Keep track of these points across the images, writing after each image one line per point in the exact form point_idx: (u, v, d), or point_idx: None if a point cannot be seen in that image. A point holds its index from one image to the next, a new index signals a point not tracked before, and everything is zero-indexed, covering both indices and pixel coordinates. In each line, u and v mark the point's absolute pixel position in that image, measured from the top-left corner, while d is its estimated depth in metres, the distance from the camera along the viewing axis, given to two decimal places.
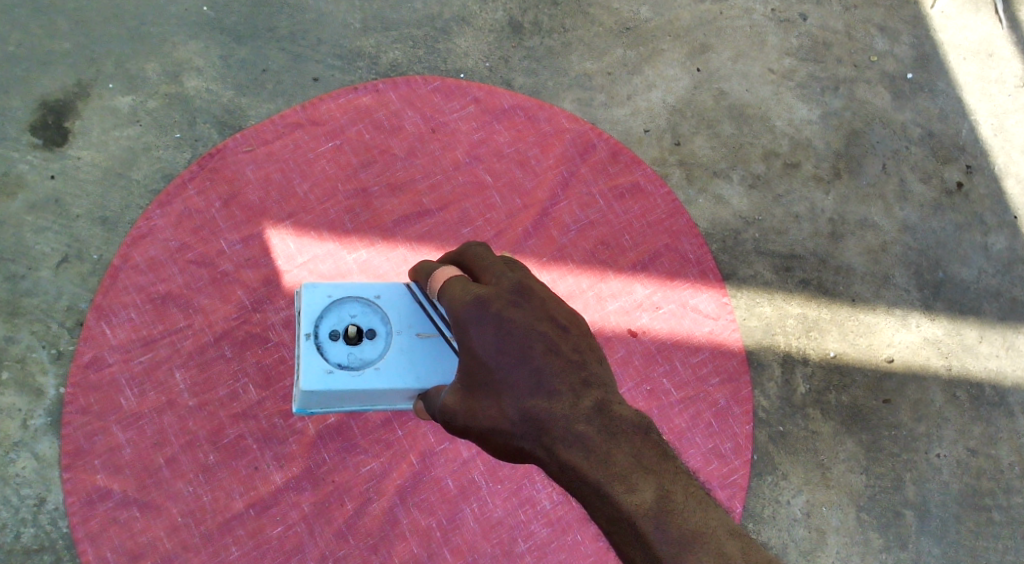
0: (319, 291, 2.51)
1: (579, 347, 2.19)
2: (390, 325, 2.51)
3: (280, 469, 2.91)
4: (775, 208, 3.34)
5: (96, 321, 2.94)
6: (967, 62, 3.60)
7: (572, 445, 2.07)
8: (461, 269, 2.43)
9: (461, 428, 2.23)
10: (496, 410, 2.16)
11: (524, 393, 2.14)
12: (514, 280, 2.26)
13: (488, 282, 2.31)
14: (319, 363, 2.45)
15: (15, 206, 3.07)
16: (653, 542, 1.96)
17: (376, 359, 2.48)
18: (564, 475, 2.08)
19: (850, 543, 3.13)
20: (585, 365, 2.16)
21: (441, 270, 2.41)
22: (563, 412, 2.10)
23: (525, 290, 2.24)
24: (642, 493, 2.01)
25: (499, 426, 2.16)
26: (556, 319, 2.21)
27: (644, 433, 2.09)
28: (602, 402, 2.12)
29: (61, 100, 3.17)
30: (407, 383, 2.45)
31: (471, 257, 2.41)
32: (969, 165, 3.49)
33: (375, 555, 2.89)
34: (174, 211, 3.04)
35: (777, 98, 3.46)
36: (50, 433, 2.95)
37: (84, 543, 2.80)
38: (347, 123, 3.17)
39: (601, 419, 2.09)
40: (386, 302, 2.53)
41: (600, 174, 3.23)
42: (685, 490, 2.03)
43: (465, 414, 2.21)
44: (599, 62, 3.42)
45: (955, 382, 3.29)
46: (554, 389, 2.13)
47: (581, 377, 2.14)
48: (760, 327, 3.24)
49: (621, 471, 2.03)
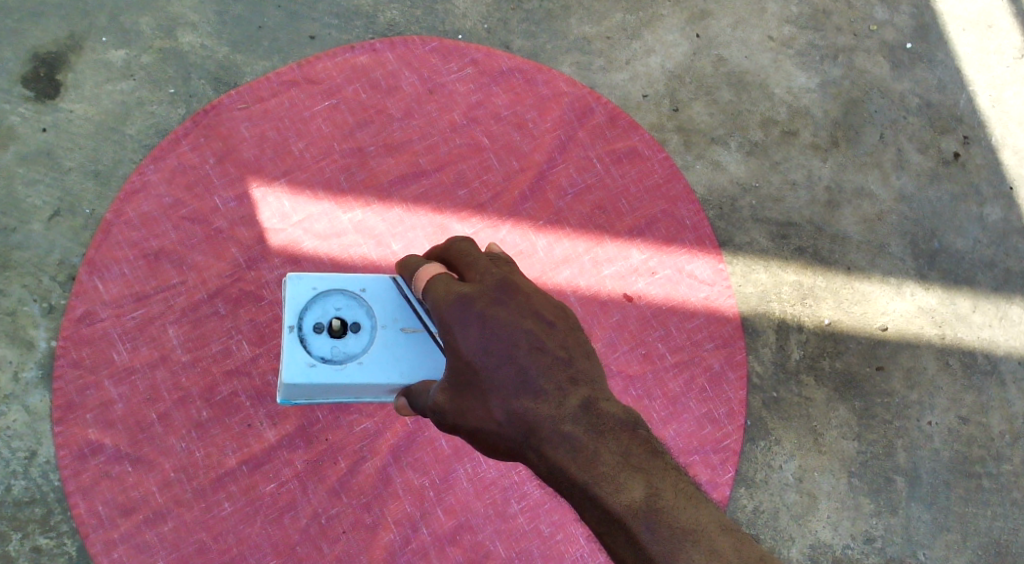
0: (304, 283, 2.49)
1: (565, 343, 2.18)
2: (375, 319, 2.50)
3: (273, 427, 2.94)
4: (772, 175, 3.34)
5: (88, 276, 2.96)
6: (966, 32, 3.59)
7: (559, 446, 2.07)
8: (447, 264, 2.41)
9: (449, 426, 2.22)
10: (482, 411, 2.15)
11: (510, 393, 2.13)
12: (498, 277, 2.26)
13: (472, 278, 2.30)
14: (302, 356, 2.45)
15: (7, 158, 3.06)
16: (644, 541, 1.97)
17: (359, 353, 2.47)
18: (552, 476, 2.08)
19: (841, 508, 3.15)
20: (572, 361, 2.15)
21: (425, 267, 2.39)
22: (549, 412, 2.10)
23: (508, 288, 2.23)
24: (631, 491, 2.01)
25: (486, 427, 2.15)
26: (541, 315, 2.20)
27: (632, 429, 2.09)
28: (588, 399, 2.11)
29: (53, 52, 3.15)
30: (390, 379, 2.45)
31: (455, 251, 2.40)
32: (966, 136, 3.49)
33: (368, 513, 2.93)
34: (168, 166, 3.04)
35: (776, 65, 3.45)
36: (41, 387, 2.97)
37: (76, 496, 2.84)
38: (344, 82, 3.15)
39: (588, 418, 2.09)
40: (372, 295, 2.52)
41: (598, 138, 3.22)
42: (675, 486, 2.04)
43: (453, 412, 2.20)
44: (598, 25, 3.40)
45: (948, 350, 3.30)
46: (541, 389, 2.12)
47: (568, 373, 2.13)
48: (756, 294, 3.24)
49: (609, 471, 2.03)
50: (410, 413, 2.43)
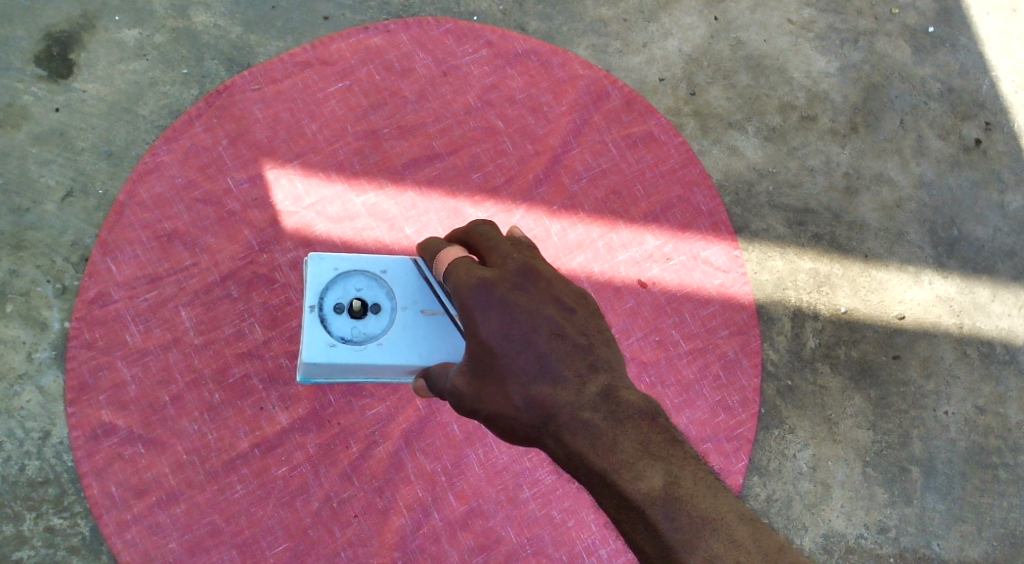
0: (325, 263, 2.48)
1: (585, 329, 2.17)
2: (394, 300, 2.48)
3: (285, 410, 2.94)
4: (789, 161, 3.30)
5: (101, 257, 2.96)
6: (990, 16, 3.53)
7: (578, 433, 2.06)
8: (468, 247, 2.37)
9: (468, 409, 2.19)
10: (500, 396, 2.14)
11: (529, 379, 2.11)
12: (521, 262, 2.21)
13: (495, 264, 2.26)
14: (322, 336, 2.45)
15: (20, 138, 3.06)
16: (662, 529, 1.96)
17: (379, 334, 2.46)
18: (570, 462, 2.07)
19: (855, 498, 3.13)
20: (592, 349, 2.14)
21: (446, 250, 2.34)
22: (568, 399, 2.09)
23: (531, 272, 2.18)
24: (650, 479, 2.00)
25: (505, 412, 2.13)
26: (562, 301, 2.18)
27: (650, 418, 2.07)
28: (607, 387, 2.10)
29: (66, 31, 3.14)
30: (408, 361, 2.44)
31: (477, 234, 2.35)
32: (988, 122, 3.44)
33: (380, 497, 2.93)
34: (180, 147, 3.03)
35: (795, 48, 3.40)
36: (55, 367, 2.98)
37: (89, 477, 2.85)
38: (358, 64, 3.13)
39: (607, 405, 2.08)
40: (392, 277, 2.49)
41: (614, 122, 3.18)
42: (694, 474, 2.02)
43: (472, 397, 2.17)
44: (615, 7, 3.35)
45: (966, 340, 3.26)
46: (560, 375, 2.11)
47: (587, 360, 2.12)
48: (771, 281, 3.21)
49: (627, 458, 2.02)
50: (428, 393, 2.40)
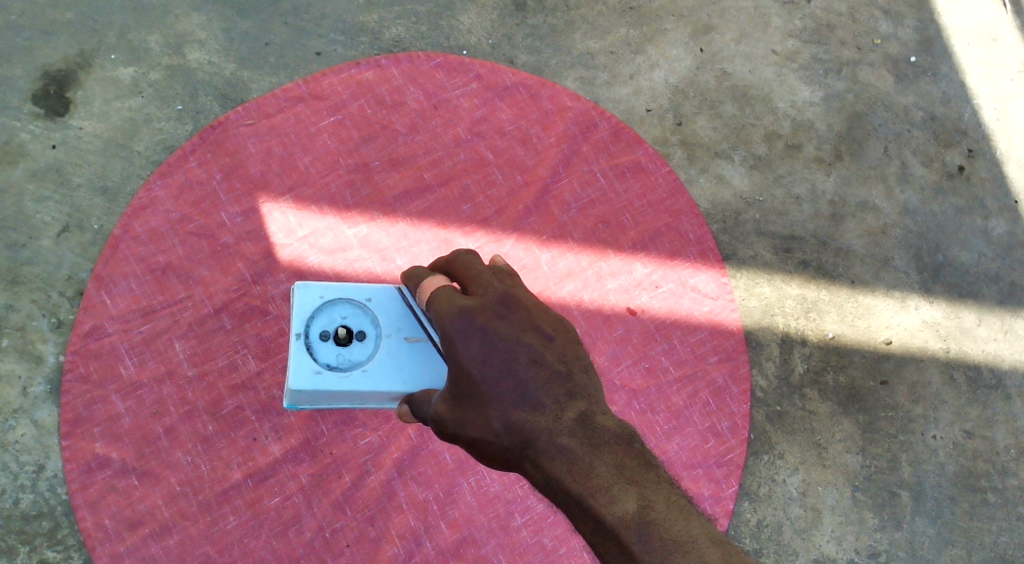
0: (311, 291, 2.53)
1: (564, 356, 2.20)
2: (379, 327, 2.52)
3: (278, 440, 2.97)
4: (776, 189, 3.35)
5: (96, 291, 2.99)
6: (971, 46, 3.59)
7: (555, 458, 2.09)
8: (449, 276, 2.44)
9: (450, 435, 2.24)
10: (482, 421, 2.18)
11: (509, 405, 2.15)
12: (500, 291, 2.26)
13: (474, 291, 2.31)
14: (308, 363, 2.48)
15: (17, 175, 3.11)
16: (636, 553, 1.97)
17: (364, 361, 2.50)
18: (548, 487, 2.10)
19: (844, 523, 3.15)
20: (570, 376, 2.17)
21: (429, 279, 2.42)
22: (547, 425, 2.12)
23: (510, 301, 2.24)
24: (625, 503, 2.02)
25: (485, 437, 2.17)
26: (541, 329, 2.21)
27: (626, 443, 2.10)
28: (585, 413, 2.13)
29: (63, 69, 3.19)
30: (393, 387, 2.47)
31: (458, 263, 2.42)
32: (971, 150, 3.49)
33: (372, 527, 2.96)
34: (175, 182, 3.07)
35: (780, 79, 3.46)
36: (50, 401, 3.02)
37: (83, 509, 2.88)
38: (349, 98, 3.18)
39: (584, 431, 2.11)
40: (377, 305, 2.54)
41: (602, 153, 3.23)
42: (667, 498, 2.05)
43: (454, 421, 2.23)
44: (602, 40, 3.41)
45: (952, 364, 3.29)
46: (539, 401, 2.14)
47: (566, 388, 2.16)
48: (759, 307, 3.25)
49: (603, 483, 2.04)
50: (412, 419, 2.46)
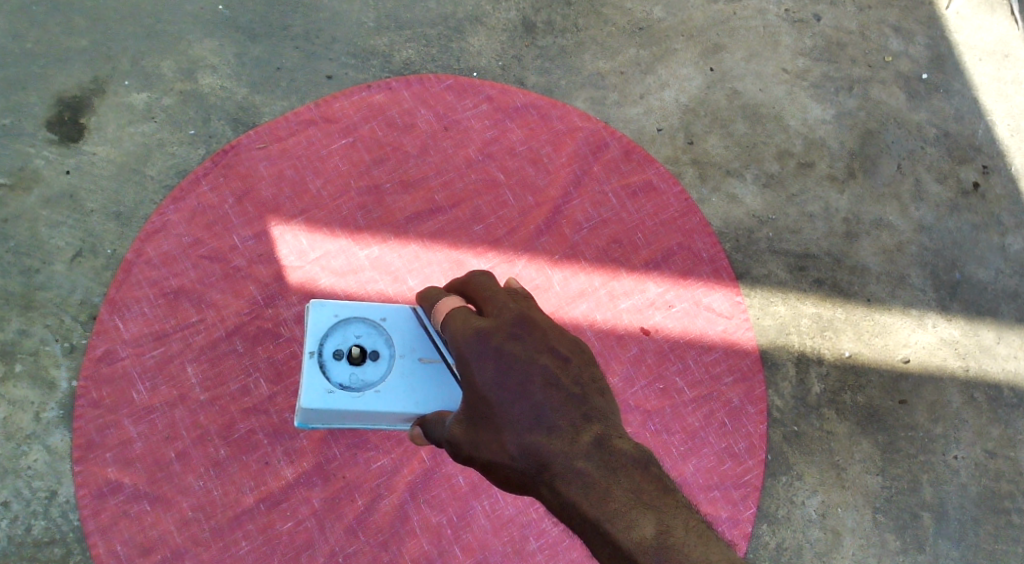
0: (326, 310, 2.51)
1: (579, 378, 2.17)
2: (393, 348, 2.51)
3: (290, 464, 2.95)
4: (789, 207, 3.33)
5: (109, 316, 2.99)
6: (983, 62, 3.58)
7: (572, 482, 2.05)
8: (465, 297, 2.43)
9: (464, 458, 2.21)
10: (496, 444, 2.14)
11: (524, 428, 2.12)
12: (515, 312, 2.24)
13: (490, 313, 2.29)
14: (321, 383, 2.47)
15: (31, 200, 3.13)
16: None
17: (377, 382, 2.48)
18: (564, 512, 2.05)
19: (866, 545, 3.09)
20: (586, 398, 2.14)
21: (444, 300, 2.41)
22: (563, 448, 2.08)
23: (526, 322, 2.21)
24: (643, 528, 1.98)
25: (500, 460, 2.13)
26: (557, 350, 2.19)
27: (644, 467, 2.06)
28: (601, 436, 2.09)
29: (77, 96, 3.22)
30: (406, 408, 2.46)
31: (474, 285, 2.41)
32: (986, 166, 3.46)
33: (385, 551, 2.92)
34: (187, 206, 3.08)
35: (790, 97, 3.45)
36: (62, 426, 3.02)
37: (95, 535, 2.86)
38: (360, 121, 3.19)
39: (601, 454, 2.06)
40: (391, 324, 2.53)
41: (613, 172, 3.22)
42: (686, 524, 2.00)
43: (468, 444, 2.19)
44: (612, 61, 3.43)
45: (972, 383, 3.25)
46: (554, 424, 2.11)
47: (582, 410, 2.12)
48: (774, 326, 3.22)
49: (620, 507, 2.00)
50: (425, 441, 2.40)
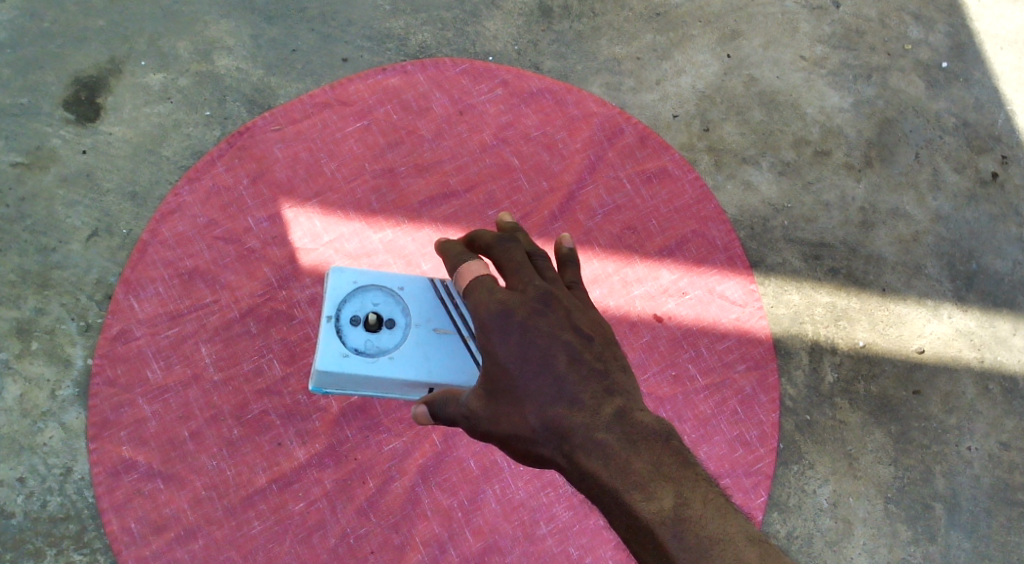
0: (345, 276, 2.51)
1: (602, 355, 2.17)
2: (411, 317, 2.51)
3: (303, 445, 2.97)
4: (804, 195, 3.31)
5: (125, 295, 3.03)
6: (1003, 51, 3.55)
7: (591, 453, 2.05)
8: (490, 259, 2.35)
9: (482, 432, 2.20)
10: (517, 417, 2.14)
11: (545, 400, 2.12)
12: (541, 289, 2.22)
13: (514, 286, 2.25)
14: (336, 346, 2.47)
15: (48, 179, 3.16)
16: (672, 550, 1.93)
17: (393, 349, 2.49)
18: (583, 483, 2.05)
19: (877, 535, 3.08)
20: (608, 373, 2.14)
21: (468, 263, 2.34)
22: (583, 420, 2.08)
23: (552, 299, 2.21)
24: (662, 500, 1.97)
25: (520, 432, 2.14)
26: (580, 328, 2.19)
27: (665, 441, 2.05)
28: (622, 409, 2.09)
29: (94, 76, 3.25)
30: (419, 378, 2.46)
31: (501, 250, 2.33)
32: (1005, 156, 3.43)
33: (396, 534, 2.94)
34: (202, 187, 3.11)
35: (808, 85, 3.43)
36: (77, 404, 3.04)
37: (109, 512, 2.89)
38: (375, 104, 3.20)
39: (622, 427, 2.06)
40: (410, 294, 2.53)
41: (628, 158, 3.21)
42: (706, 497, 1.99)
43: (486, 418, 2.18)
44: (628, 46, 3.41)
45: (987, 374, 3.22)
46: (576, 397, 2.10)
47: (603, 384, 2.12)
48: (788, 315, 3.20)
49: (639, 479, 2.00)
50: (426, 423, 2.31)
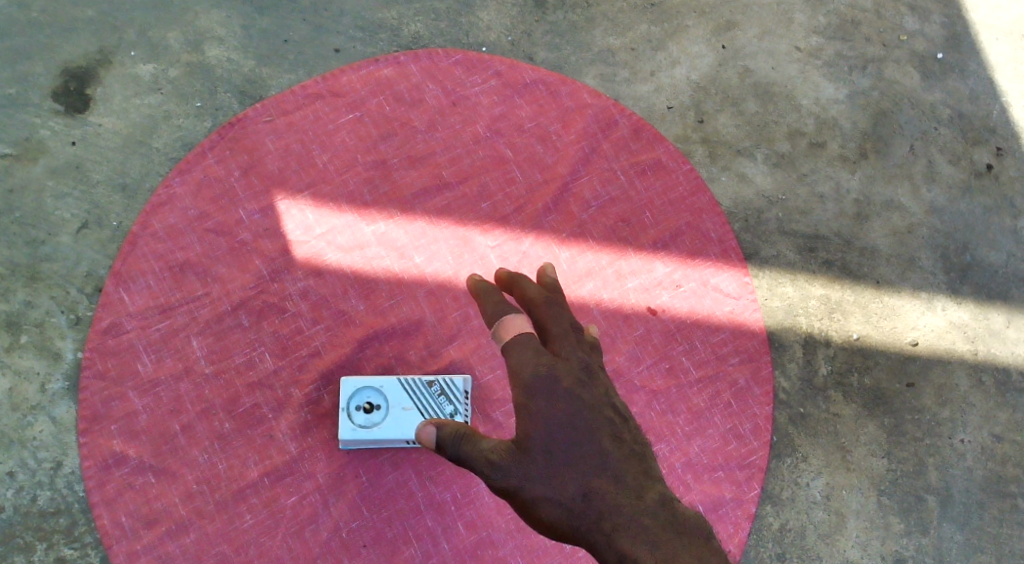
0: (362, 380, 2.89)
1: (642, 439, 2.09)
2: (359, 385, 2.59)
3: (295, 439, 2.95)
4: (799, 187, 3.30)
5: (115, 288, 3.02)
6: (999, 42, 3.53)
7: (634, 539, 1.96)
8: (530, 315, 2.25)
9: (509, 491, 2.10)
10: (557, 481, 2.05)
11: (591, 471, 2.03)
12: (586, 361, 2.14)
13: (558, 353, 2.15)
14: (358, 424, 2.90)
15: (37, 171, 3.14)
16: None
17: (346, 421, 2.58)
18: None
19: (869, 528, 3.09)
20: (649, 458, 2.07)
21: (508, 320, 2.23)
22: (628, 503, 1.99)
23: (596, 373, 2.14)
24: None
25: (557, 499, 2.04)
26: (622, 409, 2.12)
27: (704, 540, 1.98)
28: (665, 496, 2.01)
29: (83, 66, 3.23)
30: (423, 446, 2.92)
31: (546, 309, 2.23)
32: (1000, 148, 3.41)
33: (389, 527, 2.93)
34: (193, 178, 3.10)
35: (803, 76, 3.41)
36: (68, 397, 3.02)
37: (100, 507, 2.88)
38: (368, 95, 3.19)
39: (667, 515, 1.98)
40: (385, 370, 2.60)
41: (622, 150, 3.19)
42: None
43: (518, 476, 2.09)
44: (623, 37, 3.39)
45: (981, 367, 3.22)
46: (622, 475, 2.02)
47: (645, 468, 2.04)
48: (782, 308, 3.20)
49: None
50: (426, 441, 2.25)
